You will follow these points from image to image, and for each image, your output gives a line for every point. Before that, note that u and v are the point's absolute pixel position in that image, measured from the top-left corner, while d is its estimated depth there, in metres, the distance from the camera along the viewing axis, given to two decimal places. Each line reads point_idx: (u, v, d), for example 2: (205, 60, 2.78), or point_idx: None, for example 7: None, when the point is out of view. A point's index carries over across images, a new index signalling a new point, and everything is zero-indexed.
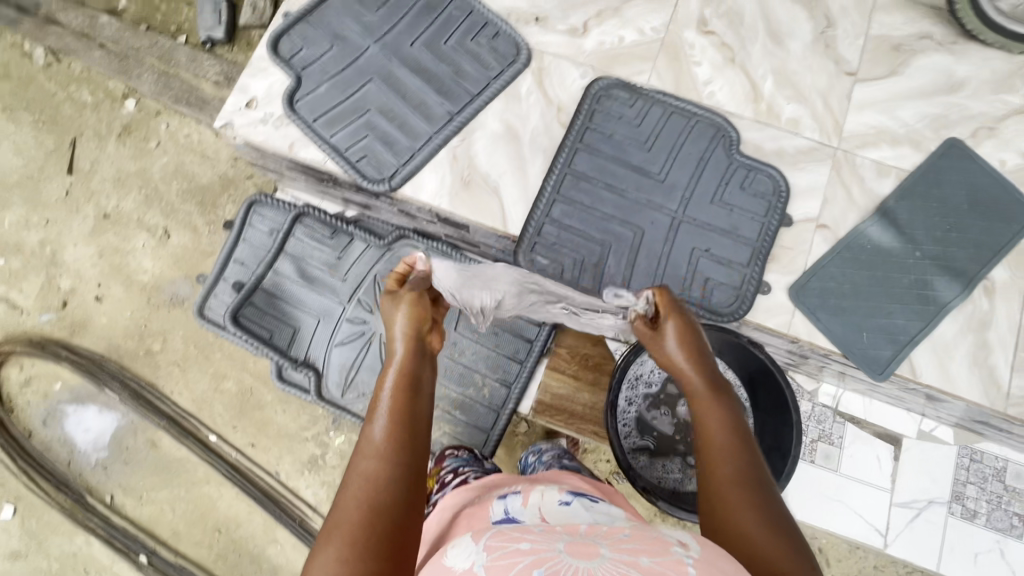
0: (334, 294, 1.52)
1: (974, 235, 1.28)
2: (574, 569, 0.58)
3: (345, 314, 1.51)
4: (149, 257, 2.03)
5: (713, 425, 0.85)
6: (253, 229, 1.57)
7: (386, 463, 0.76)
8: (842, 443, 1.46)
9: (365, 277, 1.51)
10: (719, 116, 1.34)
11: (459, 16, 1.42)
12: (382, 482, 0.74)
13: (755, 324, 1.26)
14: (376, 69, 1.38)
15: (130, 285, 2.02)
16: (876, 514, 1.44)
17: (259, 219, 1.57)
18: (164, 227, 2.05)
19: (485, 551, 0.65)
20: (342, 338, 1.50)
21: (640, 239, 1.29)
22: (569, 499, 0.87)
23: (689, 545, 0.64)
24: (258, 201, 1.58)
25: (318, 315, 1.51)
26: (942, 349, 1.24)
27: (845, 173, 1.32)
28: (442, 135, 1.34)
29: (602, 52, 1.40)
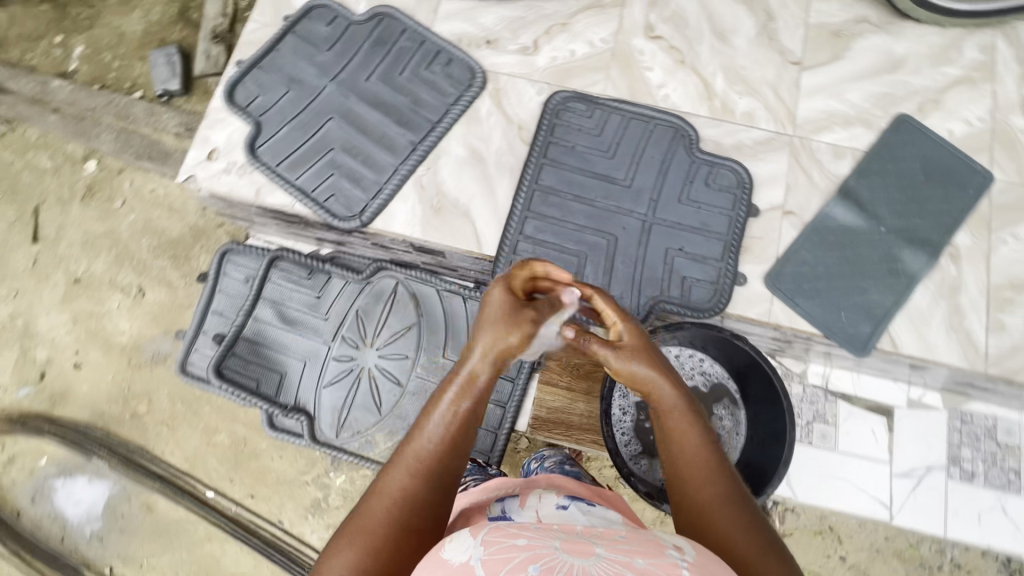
0: (318, 335, 1.50)
1: (933, 205, 1.32)
2: (570, 566, 0.55)
3: (331, 354, 1.50)
4: (126, 317, 2.00)
5: (688, 445, 0.82)
6: (228, 279, 1.55)
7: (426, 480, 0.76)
8: (837, 421, 1.48)
9: (347, 314, 1.51)
10: (676, 117, 1.37)
11: (411, 47, 1.44)
12: (417, 499, 0.74)
13: (736, 316, 1.27)
14: (335, 107, 1.39)
15: (108, 349, 1.98)
16: (879, 487, 1.45)
17: (233, 268, 1.56)
18: (138, 285, 2.02)
19: (481, 545, 0.61)
20: (331, 377, 1.49)
21: (614, 246, 1.30)
22: (567, 503, 0.85)
23: (684, 550, 0.62)
24: (231, 249, 1.56)
25: (303, 357, 1.50)
26: (919, 318, 1.27)
27: (804, 159, 1.36)
28: (407, 166, 1.34)
29: (556, 67, 1.43)
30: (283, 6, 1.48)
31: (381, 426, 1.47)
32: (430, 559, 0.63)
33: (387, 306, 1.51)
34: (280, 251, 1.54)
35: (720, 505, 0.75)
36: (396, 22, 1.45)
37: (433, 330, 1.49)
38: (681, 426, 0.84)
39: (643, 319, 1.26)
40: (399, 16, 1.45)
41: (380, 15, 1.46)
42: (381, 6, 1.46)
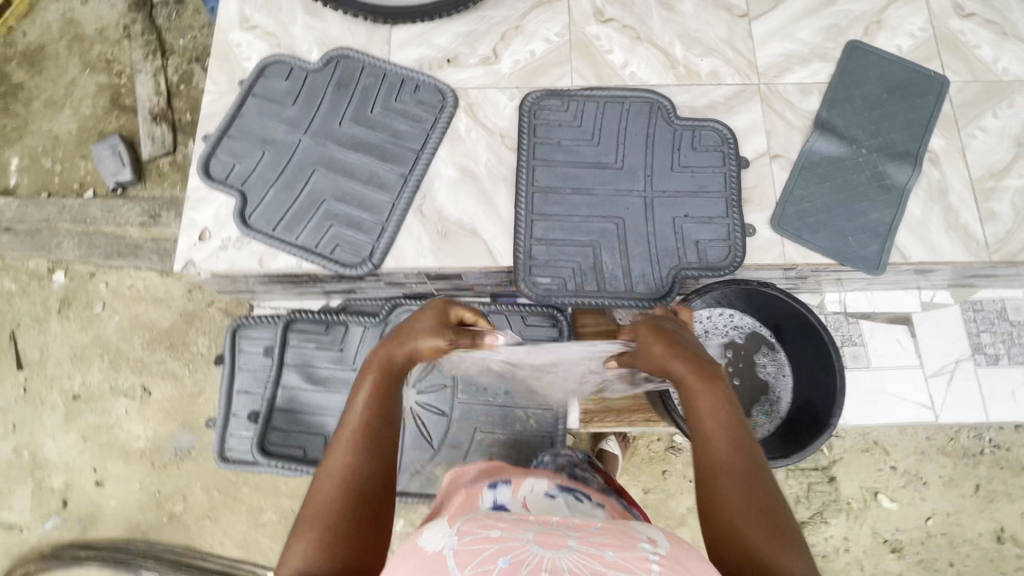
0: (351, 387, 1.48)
1: (903, 117, 1.39)
2: (541, 560, 0.66)
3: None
4: (137, 420, 1.92)
5: (708, 419, 0.82)
6: (245, 354, 1.51)
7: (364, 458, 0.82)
8: (863, 339, 1.55)
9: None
10: (648, 91, 1.41)
11: (375, 82, 1.43)
12: (358, 472, 0.80)
13: (754, 266, 1.32)
14: (316, 159, 1.37)
15: (128, 457, 1.91)
16: (918, 391, 1.51)
17: (248, 342, 1.52)
18: (141, 385, 1.94)
19: (456, 534, 0.71)
20: None
21: (623, 228, 1.33)
22: (555, 492, 0.91)
23: (658, 542, 0.72)
24: (240, 325, 1.52)
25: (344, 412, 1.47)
26: (919, 225, 1.33)
27: (776, 103, 1.41)
28: (403, 199, 1.34)
29: (521, 71, 1.45)
30: (236, 71, 1.46)
31: (438, 459, 1.46)
32: (407, 548, 0.71)
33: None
34: (291, 315, 1.51)
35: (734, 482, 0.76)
36: (354, 62, 1.45)
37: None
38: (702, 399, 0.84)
39: (669, 291, 1.29)
40: (355, 55, 1.45)
41: (336, 59, 1.45)
42: (336, 49, 1.45)
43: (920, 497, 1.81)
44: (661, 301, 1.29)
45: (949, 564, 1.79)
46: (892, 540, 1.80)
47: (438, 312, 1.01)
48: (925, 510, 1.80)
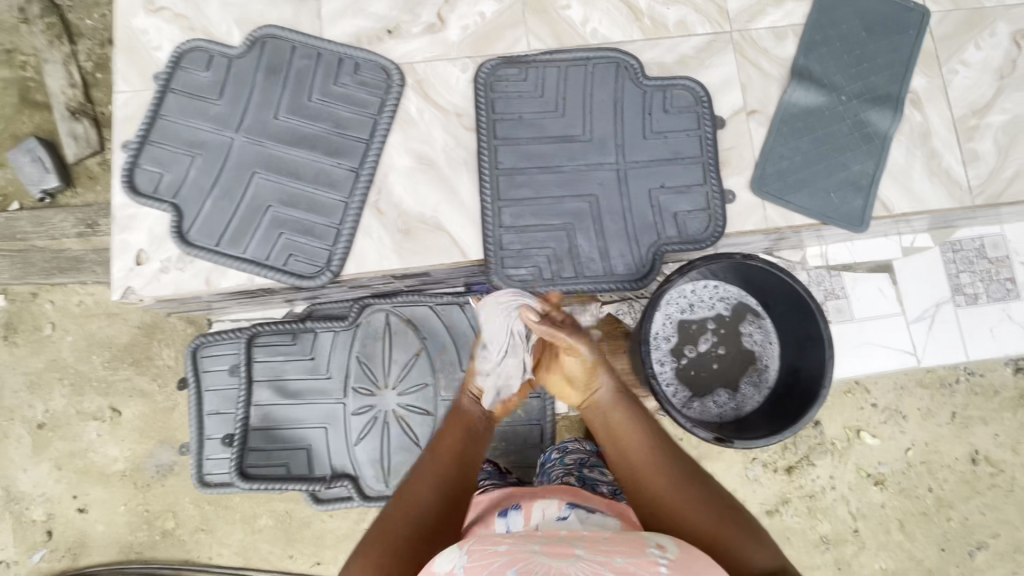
0: (327, 396, 1.44)
1: (884, 57, 1.30)
2: (549, 567, 0.65)
3: (349, 410, 1.44)
4: (111, 443, 1.84)
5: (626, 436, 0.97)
6: (210, 375, 1.43)
7: (429, 487, 0.90)
8: (846, 292, 1.52)
9: (348, 365, 1.45)
10: (612, 51, 1.28)
11: (309, 65, 1.28)
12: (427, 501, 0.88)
13: (735, 234, 1.25)
14: (253, 160, 1.23)
15: (109, 481, 1.84)
16: (900, 338, 1.51)
17: (211, 361, 1.43)
18: (110, 406, 1.85)
19: (465, 553, 0.71)
20: (359, 432, 1.43)
21: (597, 206, 1.24)
22: (566, 512, 0.88)
23: (666, 547, 0.70)
24: (199, 345, 1.42)
25: (323, 423, 1.43)
26: (902, 174, 1.27)
27: (750, 52, 1.30)
28: (357, 197, 1.22)
29: (471, 38, 1.30)
30: (148, 64, 1.28)
31: None
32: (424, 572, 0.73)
33: (387, 341, 1.46)
34: (253, 329, 1.42)
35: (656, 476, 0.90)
36: (283, 43, 1.28)
37: (444, 348, 1.46)
38: (618, 418, 1.00)
39: (651, 269, 1.23)
40: (283, 35, 1.28)
41: (262, 41, 1.28)
42: (259, 29, 1.28)
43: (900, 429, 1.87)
44: (643, 280, 1.23)
45: (928, 490, 1.87)
46: (875, 475, 1.86)
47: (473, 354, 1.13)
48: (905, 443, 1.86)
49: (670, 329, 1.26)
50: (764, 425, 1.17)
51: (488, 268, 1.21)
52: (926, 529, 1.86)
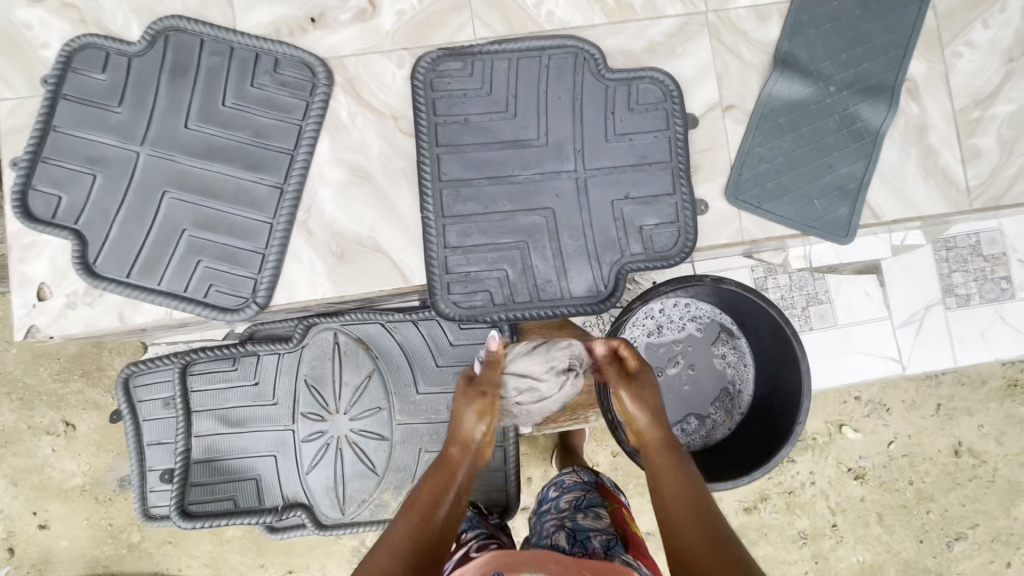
0: (274, 422, 1.34)
1: (880, 38, 1.13)
2: None
3: (299, 436, 1.35)
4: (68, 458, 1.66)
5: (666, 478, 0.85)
6: (146, 404, 1.33)
7: (407, 536, 0.80)
8: (830, 295, 1.41)
9: (297, 388, 1.35)
10: (570, 38, 1.12)
11: (221, 61, 1.11)
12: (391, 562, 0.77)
13: (708, 248, 1.13)
14: (163, 178, 1.09)
15: (70, 496, 1.67)
16: (884, 343, 1.41)
17: (146, 390, 1.32)
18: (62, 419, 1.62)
19: None
20: (311, 460, 1.35)
21: (553, 220, 1.11)
22: None
23: None
24: (131, 375, 1.32)
25: (271, 450, 1.34)
26: (894, 176, 1.14)
27: (727, 37, 1.14)
28: (282, 217, 1.09)
29: (408, 24, 1.13)
30: (35, 64, 1.11)
31: (385, 483, 1.35)
32: None
33: (337, 362, 1.36)
34: (187, 356, 1.31)
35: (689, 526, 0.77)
36: (189, 37, 1.11)
37: (397, 369, 1.35)
38: (662, 467, 0.87)
39: (613, 290, 1.11)
40: (189, 26, 1.11)
41: (164, 35, 1.11)
42: (160, 21, 1.11)
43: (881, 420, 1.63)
44: (605, 303, 1.12)
45: (909, 485, 1.65)
46: (856, 468, 1.64)
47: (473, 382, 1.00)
48: (886, 436, 1.62)
49: (637, 353, 1.15)
50: (734, 459, 1.09)
51: (432, 293, 1.09)
52: (908, 534, 1.65)
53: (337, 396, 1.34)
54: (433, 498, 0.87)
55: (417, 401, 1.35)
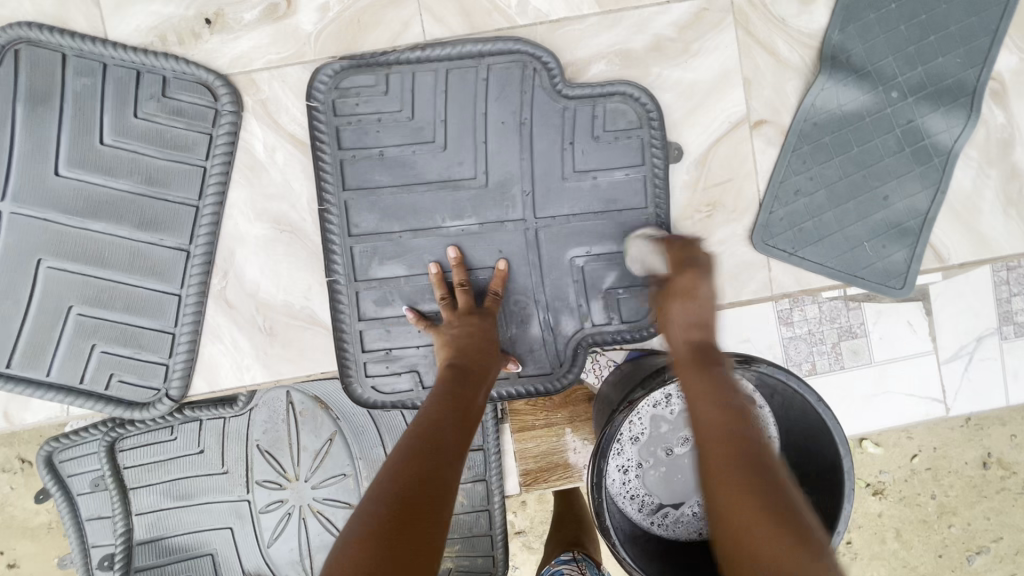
0: (225, 492, 1.07)
1: (959, 20, 0.85)
2: None
3: (256, 508, 1.07)
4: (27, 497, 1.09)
5: (706, 406, 0.63)
6: (79, 476, 1.06)
7: (423, 427, 0.68)
8: (866, 328, 0.96)
9: (250, 456, 1.06)
10: (511, 40, 0.83)
11: (93, 83, 0.84)
12: (405, 463, 0.63)
13: (728, 303, 0.92)
14: (38, 242, 0.86)
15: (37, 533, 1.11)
16: (923, 381, 0.97)
17: (77, 462, 1.06)
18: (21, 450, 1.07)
19: None
20: (272, 532, 1.07)
21: (529, 282, 0.89)
22: None
23: None
24: (53, 451, 1.05)
25: (223, 524, 1.07)
26: (966, 205, 0.91)
27: (758, 28, 0.86)
28: (192, 288, 0.87)
29: (336, 22, 0.85)
30: None
31: None
32: None
33: (292, 423, 1.06)
34: (116, 429, 1.05)
35: (740, 502, 0.53)
36: (47, 53, 0.84)
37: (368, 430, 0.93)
38: (697, 379, 0.66)
39: (570, 365, 0.92)
40: (44, 36, 0.83)
41: (13, 50, 0.84)
42: (5, 30, 0.83)
43: (906, 434, 1.07)
44: (560, 380, 0.93)
45: (931, 497, 1.08)
46: (876, 484, 1.08)
47: (472, 310, 0.84)
48: (912, 449, 1.06)
49: (641, 428, 0.87)
50: None
51: (347, 379, 0.89)
52: (927, 549, 1.09)
53: (295, 463, 1.05)
54: (452, 399, 0.73)
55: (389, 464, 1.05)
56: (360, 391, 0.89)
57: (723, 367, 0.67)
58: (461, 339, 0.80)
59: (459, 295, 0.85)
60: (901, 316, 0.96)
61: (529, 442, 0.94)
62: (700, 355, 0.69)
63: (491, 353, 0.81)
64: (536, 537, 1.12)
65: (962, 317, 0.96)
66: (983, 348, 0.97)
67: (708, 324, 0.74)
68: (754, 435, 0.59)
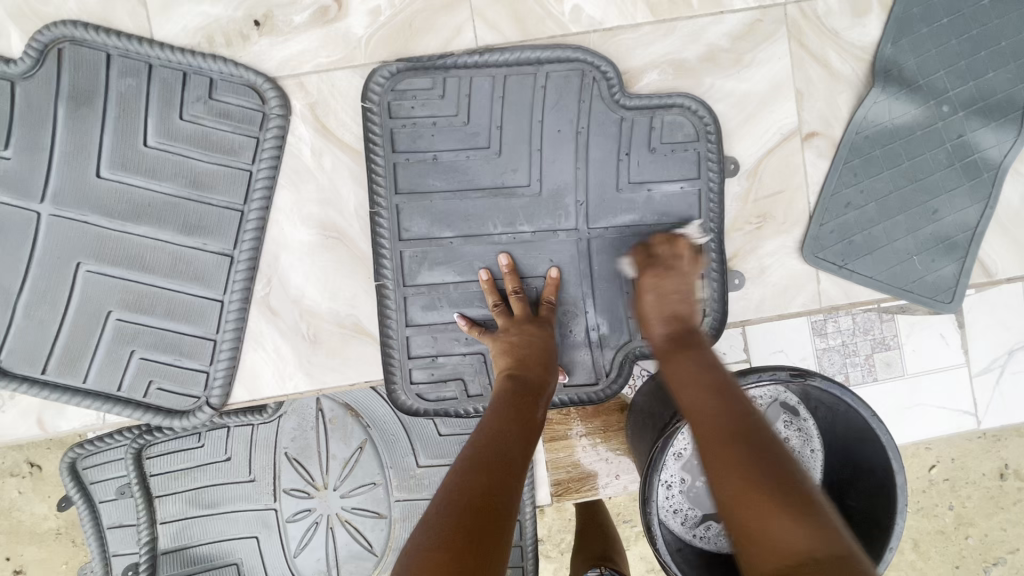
0: (253, 499, 0.96)
1: (1011, 37, 0.85)
2: None
3: (283, 517, 0.96)
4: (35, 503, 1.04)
5: (688, 380, 0.67)
6: (99, 483, 0.97)
7: (479, 442, 0.66)
8: (899, 341, 0.94)
9: (277, 464, 0.95)
10: (571, 49, 0.83)
11: (138, 84, 0.82)
12: (466, 475, 0.61)
13: (776, 314, 0.91)
14: (76, 247, 0.84)
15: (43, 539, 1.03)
16: (954, 393, 0.96)
17: (97, 468, 0.96)
18: (30, 455, 1.00)
19: None
20: (298, 543, 0.96)
21: (578, 292, 0.88)
22: None
23: None
24: (77, 458, 0.96)
25: (245, 535, 0.97)
26: (1011, 221, 0.91)
27: (813, 41, 0.86)
28: (235, 295, 0.85)
29: (388, 27, 0.84)
30: None
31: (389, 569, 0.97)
32: None
33: (320, 429, 0.96)
34: (144, 435, 0.94)
35: (726, 463, 0.55)
36: (91, 52, 0.82)
37: (392, 441, 0.95)
38: (682, 363, 0.69)
39: (616, 378, 0.91)
40: (89, 35, 0.81)
41: (55, 48, 0.82)
42: (48, 28, 0.81)
43: (924, 444, 1.02)
44: (604, 391, 0.91)
45: (949, 509, 1.04)
46: None
47: (531, 319, 0.83)
48: (930, 460, 1.02)
49: (683, 441, 0.83)
50: None
51: (391, 386, 0.88)
52: (943, 561, 1.05)
53: (324, 471, 0.94)
54: (510, 414, 0.71)
55: (420, 473, 0.95)
56: (404, 399, 0.88)
57: (700, 348, 0.71)
58: (521, 348, 0.80)
59: (514, 302, 0.84)
60: (933, 329, 0.94)
61: (560, 452, 0.93)
62: (678, 336, 0.75)
63: (551, 363, 0.80)
64: (554, 546, 1.06)
65: (996, 330, 0.95)
66: (1015, 362, 0.96)
67: (685, 302, 0.79)
68: (738, 402, 0.61)
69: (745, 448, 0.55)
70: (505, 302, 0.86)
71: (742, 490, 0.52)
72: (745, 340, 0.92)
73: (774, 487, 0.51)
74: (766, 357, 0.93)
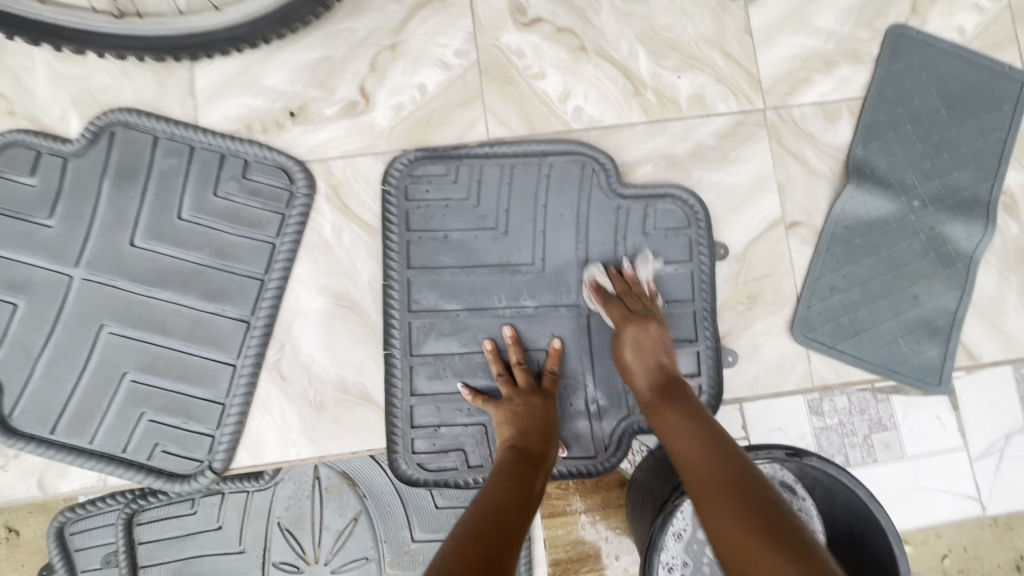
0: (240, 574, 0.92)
1: (970, 142, 0.95)
2: None
3: None
4: None
5: (677, 435, 0.73)
6: (83, 551, 0.92)
7: (481, 507, 0.68)
8: (895, 421, 0.95)
9: (269, 534, 0.92)
10: (572, 143, 0.92)
11: (179, 163, 0.91)
12: (465, 536, 0.63)
13: (773, 390, 0.94)
14: (102, 308, 0.88)
15: None
16: (955, 475, 0.96)
17: (84, 534, 0.93)
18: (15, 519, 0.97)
19: None
20: None
21: (579, 365, 0.92)
22: None
23: None
24: (64, 523, 0.92)
25: None
26: (989, 307, 0.96)
27: (791, 141, 0.96)
28: (248, 360, 0.89)
29: (408, 120, 0.93)
30: None
31: None
32: None
33: (318, 500, 0.93)
34: (139, 499, 0.93)
35: (722, 517, 0.59)
36: (140, 135, 0.91)
37: (388, 514, 0.93)
38: (670, 413, 0.77)
39: (614, 452, 0.92)
40: (140, 121, 0.91)
41: (109, 131, 0.91)
42: (106, 114, 0.91)
43: (934, 529, 0.96)
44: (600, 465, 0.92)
45: None
46: None
47: (532, 387, 0.86)
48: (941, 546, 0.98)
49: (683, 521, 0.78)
50: None
51: (392, 455, 0.90)
52: None
53: (317, 544, 0.91)
54: (510, 481, 0.73)
55: (415, 549, 0.92)
56: (406, 469, 0.89)
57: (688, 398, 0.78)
58: (521, 417, 0.82)
59: (516, 371, 0.88)
60: (928, 410, 0.96)
61: (560, 529, 0.92)
62: (665, 391, 0.80)
63: (552, 433, 0.82)
64: None
65: (989, 413, 0.97)
66: (1012, 446, 0.97)
67: (663, 351, 0.85)
68: (729, 451, 0.67)
69: (736, 501, 0.60)
70: (509, 372, 0.89)
71: (741, 540, 0.56)
72: (744, 417, 0.93)
73: (769, 529, 0.56)
74: (765, 434, 0.93)
